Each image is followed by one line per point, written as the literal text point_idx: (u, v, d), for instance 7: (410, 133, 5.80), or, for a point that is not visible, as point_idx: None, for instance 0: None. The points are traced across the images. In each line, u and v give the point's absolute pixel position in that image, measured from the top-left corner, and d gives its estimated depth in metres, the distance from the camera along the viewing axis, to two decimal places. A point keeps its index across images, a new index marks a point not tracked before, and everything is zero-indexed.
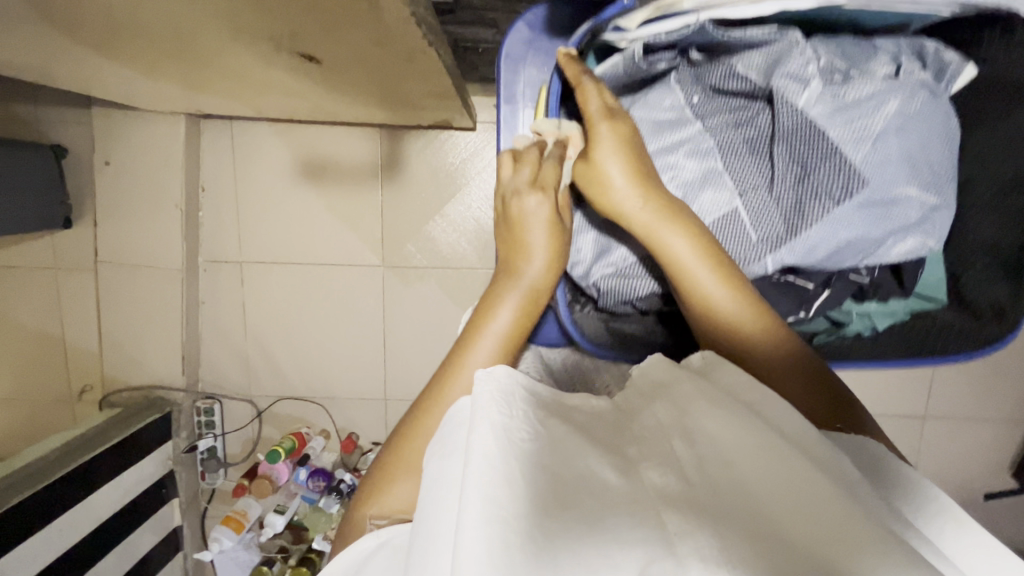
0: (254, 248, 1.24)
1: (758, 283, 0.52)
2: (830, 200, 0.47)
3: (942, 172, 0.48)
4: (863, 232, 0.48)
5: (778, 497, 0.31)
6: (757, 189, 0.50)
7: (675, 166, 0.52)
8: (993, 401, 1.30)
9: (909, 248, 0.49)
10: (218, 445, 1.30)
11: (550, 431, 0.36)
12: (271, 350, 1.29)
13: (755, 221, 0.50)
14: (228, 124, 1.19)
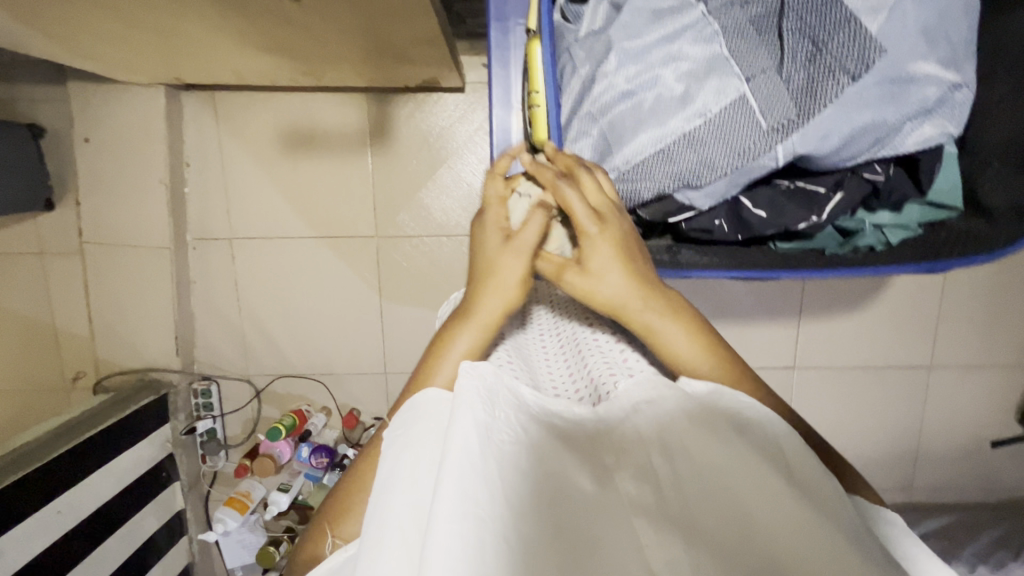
0: (243, 222, 1.21)
1: (766, 192, 0.49)
2: (846, 75, 0.41)
3: (960, 47, 0.43)
4: (879, 114, 0.42)
5: (764, 515, 0.41)
6: (768, 70, 0.43)
7: (677, 56, 0.45)
8: (997, 346, 1.29)
9: (926, 135, 0.44)
10: (217, 427, 1.28)
11: (532, 436, 0.45)
12: (267, 327, 1.27)
13: (763, 107, 0.43)
14: (211, 94, 1.15)
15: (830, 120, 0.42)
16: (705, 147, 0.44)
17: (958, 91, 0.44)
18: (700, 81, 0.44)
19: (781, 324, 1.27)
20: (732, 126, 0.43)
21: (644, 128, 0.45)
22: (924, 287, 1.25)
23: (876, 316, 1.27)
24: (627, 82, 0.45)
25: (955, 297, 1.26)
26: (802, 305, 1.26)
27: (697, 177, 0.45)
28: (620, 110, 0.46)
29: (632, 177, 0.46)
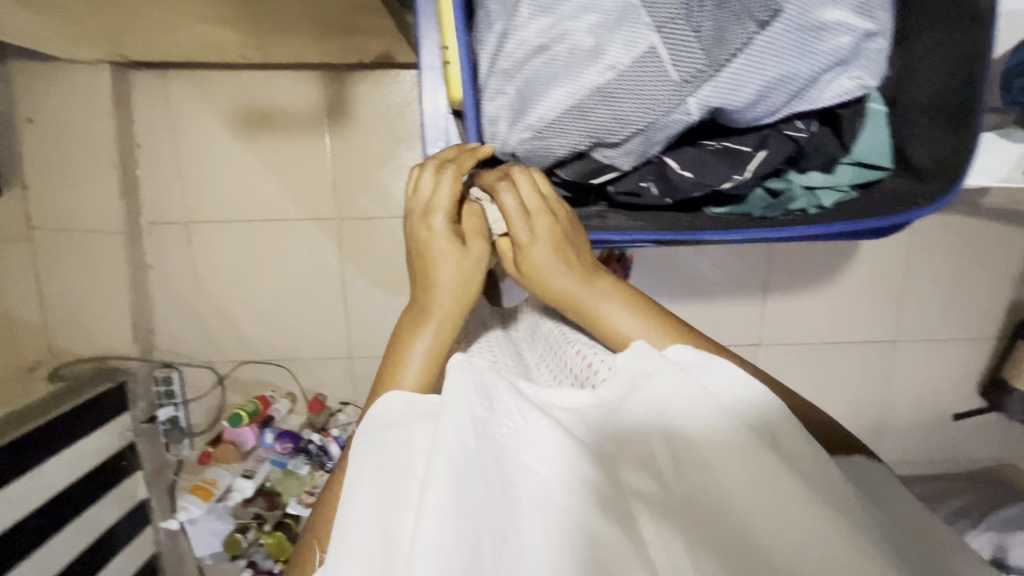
0: (199, 205, 1.18)
1: (693, 153, 0.49)
2: (753, 24, 0.41)
3: None
4: (789, 67, 0.42)
5: (766, 529, 0.40)
6: (679, 19, 0.40)
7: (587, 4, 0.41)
8: (959, 321, 1.30)
9: (840, 88, 0.45)
10: (180, 415, 1.25)
11: (532, 425, 0.45)
12: (228, 313, 1.24)
13: (675, 58, 0.41)
14: (161, 72, 1.11)
15: (740, 72, 0.42)
16: (619, 103, 0.42)
17: (872, 39, 0.44)
18: (611, 29, 0.41)
19: (747, 300, 1.27)
20: (645, 82, 0.41)
21: (558, 84, 0.42)
22: (888, 262, 1.26)
23: (840, 293, 1.27)
24: (540, 35, 0.42)
25: (919, 273, 1.27)
26: (768, 281, 1.26)
27: (609, 134, 0.44)
28: (534, 65, 0.42)
29: (546, 137, 0.44)
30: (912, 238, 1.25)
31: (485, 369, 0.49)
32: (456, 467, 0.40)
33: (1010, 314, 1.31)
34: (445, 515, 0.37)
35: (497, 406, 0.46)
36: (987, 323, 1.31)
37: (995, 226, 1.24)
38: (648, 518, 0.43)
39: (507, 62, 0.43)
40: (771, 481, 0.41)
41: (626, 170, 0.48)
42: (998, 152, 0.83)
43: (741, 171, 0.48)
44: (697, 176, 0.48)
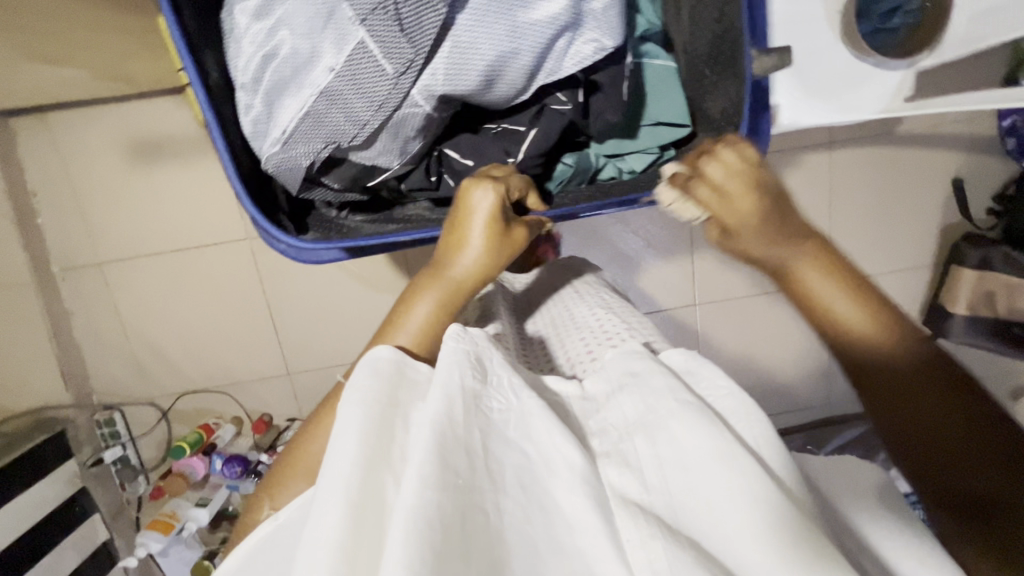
0: (108, 243, 1.17)
1: (479, 138, 0.63)
2: (442, 4, 0.49)
3: None
4: (502, 46, 0.53)
5: (738, 524, 0.39)
6: (373, 9, 0.47)
7: (286, 18, 0.49)
8: (893, 253, 1.30)
9: (576, 55, 0.56)
10: (129, 454, 1.27)
11: (524, 403, 0.49)
12: (160, 348, 1.24)
13: (386, 52, 0.49)
14: (37, 112, 1.08)
15: (454, 62, 0.52)
16: (344, 103, 0.50)
17: (592, 4, 0.55)
18: (320, 33, 0.48)
19: (676, 264, 1.26)
20: (360, 79, 0.49)
21: (288, 93, 0.50)
22: (812, 204, 1.24)
23: None
24: (266, 44, 0.49)
25: (843, 212, 1.26)
26: (693, 241, 1.24)
27: (347, 136, 0.52)
28: (267, 76, 0.50)
29: (294, 144, 0.51)
30: (833, 178, 1.23)
31: (479, 340, 0.52)
32: (440, 433, 0.43)
33: (943, 241, 1.30)
34: (426, 485, 0.39)
35: (489, 383, 0.50)
36: (922, 252, 1.30)
37: (914, 153, 1.22)
38: (626, 516, 0.42)
39: (248, 77, 0.50)
40: (742, 486, 0.40)
41: (394, 165, 0.57)
42: (876, 85, 0.81)
43: (518, 150, 0.62)
44: (476, 161, 0.63)
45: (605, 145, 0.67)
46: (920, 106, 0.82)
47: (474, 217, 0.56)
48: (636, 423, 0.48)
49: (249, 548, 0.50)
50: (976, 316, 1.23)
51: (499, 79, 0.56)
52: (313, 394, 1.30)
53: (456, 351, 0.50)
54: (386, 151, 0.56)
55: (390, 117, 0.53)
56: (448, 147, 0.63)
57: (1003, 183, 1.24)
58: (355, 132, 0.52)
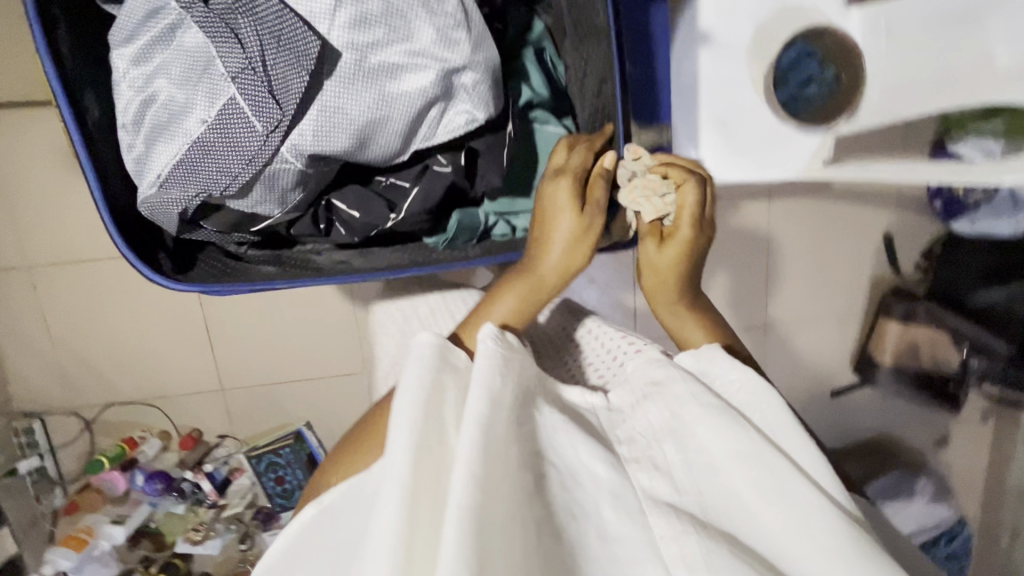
0: (39, 247, 1.13)
1: (363, 190, 0.60)
2: (304, 70, 0.49)
3: (447, 32, 0.50)
4: (375, 111, 0.51)
5: (782, 525, 0.43)
6: (243, 69, 0.48)
7: (165, 70, 0.50)
8: (826, 302, 1.35)
9: (455, 121, 0.55)
10: (47, 465, 1.23)
11: (550, 419, 0.52)
12: (89, 357, 1.21)
13: (256, 112, 0.49)
14: None
15: (321, 124, 0.51)
16: (212, 155, 0.51)
17: (465, 76, 0.52)
18: (194, 85, 0.49)
19: (619, 301, 1.28)
20: (230, 133, 0.50)
21: (164, 139, 0.51)
22: (750, 250, 1.28)
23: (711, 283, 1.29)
24: (144, 91, 0.50)
25: (781, 260, 1.30)
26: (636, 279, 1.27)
27: (219, 186, 0.52)
28: (148, 119, 0.51)
29: (168, 189, 0.51)
30: (771, 227, 1.27)
31: (509, 348, 0.54)
32: (489, 436, 0.44)
33: (874, 292, 1.35)
34: (473, 486, 0.39)
35: (519, 392, 0.52)
36: (854, 303, 1.35)
37: (848, 208, 1.28)
38: (661, 516, 0.45)
39: (128, 118, 0.51)
40: (773, 485, 0.45)
41: (275, 214, 0.55)
42: (797, 146, 0.84)
43: (399, 207, 0.60)
44: (363, 215, 0.60)
45: (495, 204, 0.64)
46: (833, 170, 0.87)
47: (562, 215, 0.58)
48: (664, 430, 0.51)
49: (291, 535, 0.48)
50: None
51: (375, 141, 0.54)
52: (247, 412, 1.28)
53: (490, 352, 0.52)
54: (263, 202, 0.54)
55: (261, 171, 0.52)
56: (335, 198, 0.60)
57: (930, 241, 1.31)
58: (229, 183, 0.52)
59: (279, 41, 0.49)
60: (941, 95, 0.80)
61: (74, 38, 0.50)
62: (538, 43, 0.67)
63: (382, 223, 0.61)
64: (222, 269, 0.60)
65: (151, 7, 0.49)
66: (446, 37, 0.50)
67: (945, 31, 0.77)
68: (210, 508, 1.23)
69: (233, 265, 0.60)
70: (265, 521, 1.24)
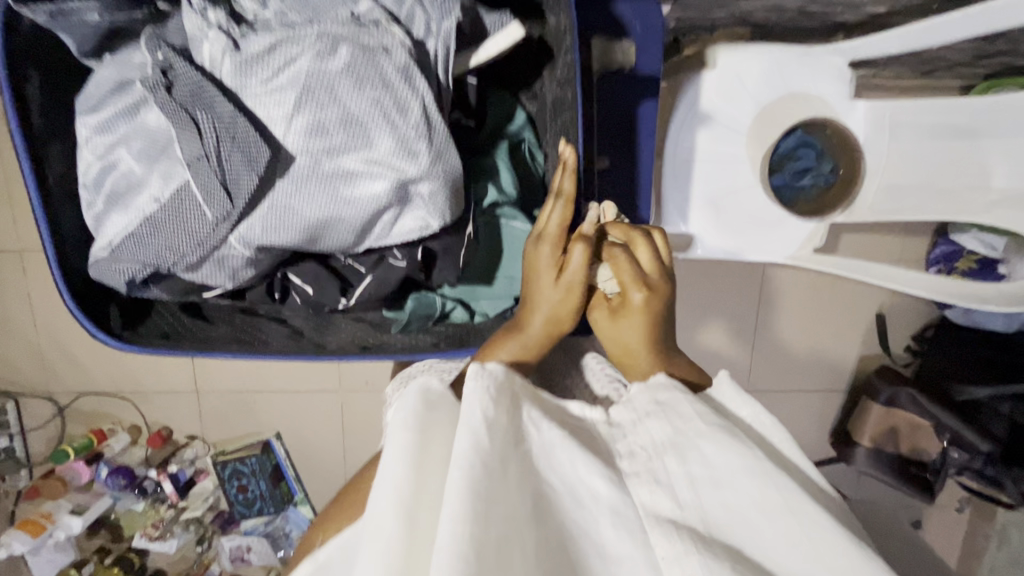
0: (30, 231, 1.14)
1: (319, 269, 0.59)
2: (254, 172, 0.49)
3: (403, 148, 0.49)
4: (323, 213, 0.51)
5: (786, 548, 0.37)
6: (197, 161, 0.49)
7: (127, 141, 0.51)
8: (813, 372, 1.34)
9: (406, 226, 0.53)
10: (16, 445, 1.24)
11: (547, 437, 0.43)
12: (68, 343, 1.22)
13: (207, 201, 0.50)
14: None
15: (272, 218, 0.51)
16: (159, 234, 0.51)
17: (418, 187, 0.50)
18: (152, 164, 0.50)
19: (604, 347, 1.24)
20: (181, 215, 0.50)
21: (118, 209, 0.51)
22: (741, 311, 1.28)
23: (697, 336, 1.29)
24: (107, 157, 0.51)
25: (768, 327, 1.30)
26: None
27: (167, 262, 0.52)
28: (108, 185, 0.52)
29: (118, 257, 0.52)
30: (763, 291, 1.27)
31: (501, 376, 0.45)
32: (475, 478, 0.37)
33: (861, 369, 1.34)
34: (461, 533, 0.34)
35: (515, 416, 0.43)
36: (840, 376, 1.34)
37: (841, 282, 1.28)
38: (660, 533, 0.39)
39: (89, 180, 0.52)
40: (777, 498, 0.39)
41: (227, 286, 0.55)
42: (788, 231, 0.84)
43: (348, 295, 0.59)
44: (316, 294, 0.59)
45: (455, 291, 0.63)
46: (823, 260, 0.85)
47: (545, 271, 0.57)
48: (663, 445, 0.43)
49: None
50: (880, 451, 1.25)
51: (324, 239, 0.53)
52: (218, 416, 1.28)
53: (477, 390, 0.43)
54: (213, 276, 0.54)
55: (210, 252, 0.52)
56: (290, 272, 0.59)
57: (922, 325, 1.29)
58: (178, 259, 0.52)
59: (233, 140, 0.48)
60: (938, 203, 0.80)
61: (45, 94, 0.52)
62: (519, 132, 0.65)
63: (334, 306, 0.59)
64: (177, 327, 0.61)
65: (120, 81, 0.51)
66: (403, 147, 0.49)
67: (944, 140, 0.78)
68: (171, 508, 1.23)
69: (191, 325, 0.61)
70: (223, 526, 1.26)
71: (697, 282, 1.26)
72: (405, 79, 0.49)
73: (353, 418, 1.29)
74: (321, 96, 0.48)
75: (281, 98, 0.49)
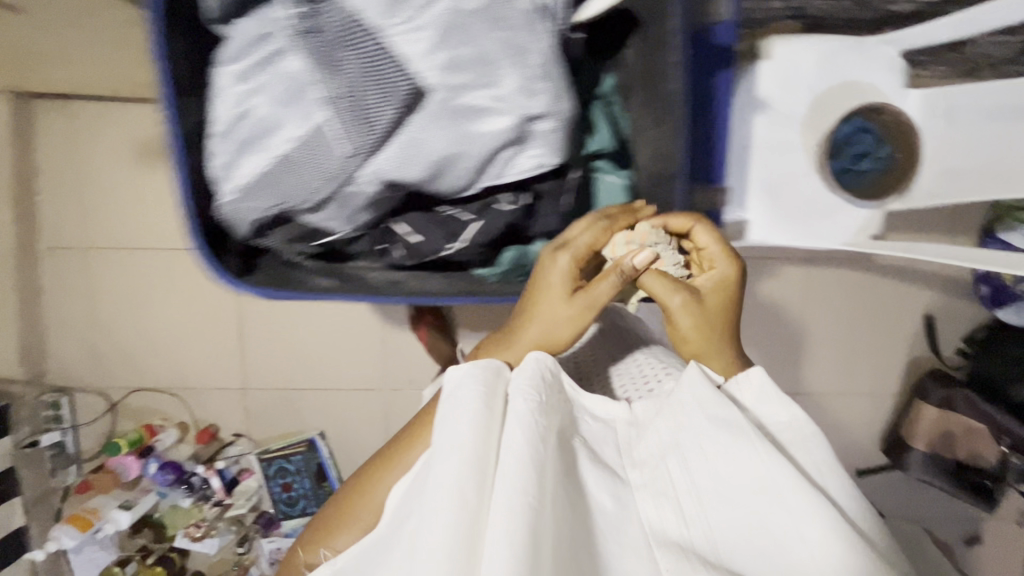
0: (96, 229, 1.20)
1: (426, 217, 0.65)
2: (396, 109, 0.55)
3: (530, 88, 0.55)
4: (450, 149, 0.57)
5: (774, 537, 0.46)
6: (341, 102, 0.55)
7: (267, 85, 0.55)
8: (861, 374, 1.32)
9: (522, 163, 0.60)
10: (68, 441, 1.25)
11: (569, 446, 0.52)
12: (122, 340, 1.25)
13: (345, 138, 0.56)
14: (61, 97, 1.13)
15: (402, 154, 0.57)
16: (300, 170, 0.57)
17: (539, 125, 0.57)
18: (291, 106, 0.56)
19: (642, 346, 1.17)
20: (318, 154, 0.56)
21: (254, 151, 0.57)
22: (787, 311, 1.28)
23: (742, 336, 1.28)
24: (244, 103, 0.56)
25: (815, 327, 1.29)
26: None
27: (298, 199, 0.59)
28: (242, 130, 0.56)
29: (250, 198, 0.58)
30: (807, 291, 1.27)
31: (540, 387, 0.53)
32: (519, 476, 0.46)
33: (910, 372, 1.32)
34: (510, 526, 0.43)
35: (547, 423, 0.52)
36: (889, 379, 1.32)
37: (889, 282, 1.27)
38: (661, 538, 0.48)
39: (222, 126, 0.56)
40: (765, 488, 0.47)
41: (342, 231, 0.63)
42: (847, 218, 0.85)
43: (455, 238, 0.66)
44: (423, 239, 0.66)
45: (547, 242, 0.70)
46: (881, 246, 0.85)
47: (559, 282, 0.58)
48: (670, 448, 0.51)
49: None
50: (935, 456, 1.22)
51: (445, 174, 0.60)
52: (265, 414, 1.29)
53: (517, 397, 0.51)
54: (334, 217, 0.61)
55: (340, 189, 0.59)
56: (399, 220, 0.66)
57: (973, 326, 1.28)
58: (310, 195, 0.59)
59: (377, 82, 0.55)
60: None
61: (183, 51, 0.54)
62: (606, 97, 0.72)
63: (439, 250, 0.66)
64: (279, 276, 0.64)
65: (259, 28, 0.54)
66: (528, 89, 0.55)
67: None
68: (214, 507, 1.23)
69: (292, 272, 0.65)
70: (265, 527, 1.24)
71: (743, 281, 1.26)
72: (534, 25, 0.55)
73: (398, 417, 1.29)
74: (460, 38, 0.54)
75: (421, 38, 0.54)
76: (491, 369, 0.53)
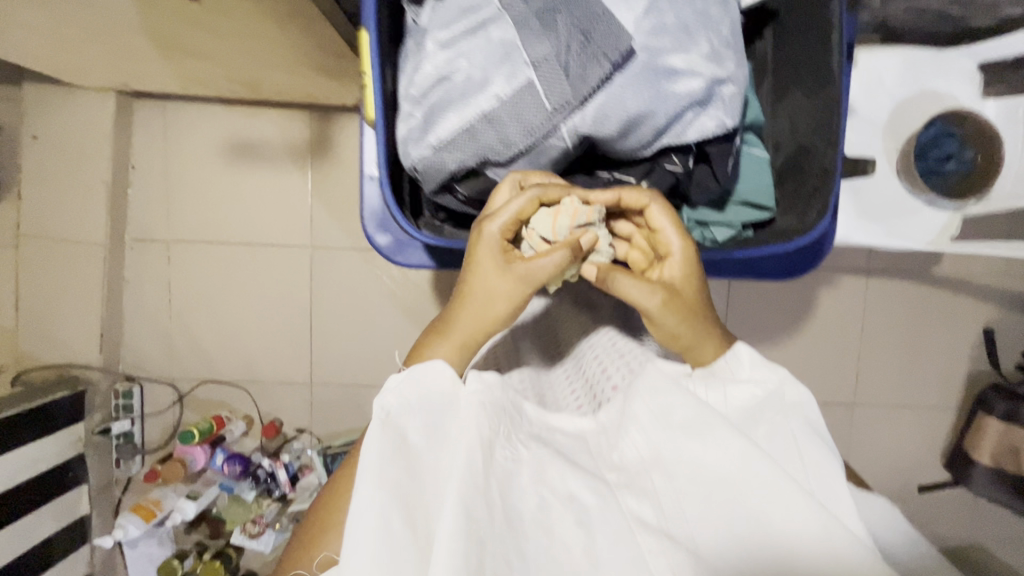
0: (181, 223, 1.24)
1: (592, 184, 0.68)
2: (607, 61, 0.57)
3: (716, 53, 0.60)
4: (646, 105, 0.59)
5: (765, 517, 0.44)
6: (547, 59, 0.58)
7: (468, 52, 0.60)
8: (921, 388, 1.32)
9: (703, 124, 0.61)
10: (136, 430, 1.27)
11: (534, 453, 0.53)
12: (196, 332, 1.28)
13: (551, 90, 0.58)
14: (163, 99, 1.22)
15: (602, 109, 0.59)
16: (501, 124, 0.59)
17: (723, 89, 0.61)
18: (497, 66, 0.59)
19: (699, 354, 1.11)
20: (521, 109, 0.58)
21: (454, 109, 0.59)
22: (847, 321, 1.30)
23: (802, 345, 1.30)
24: (442, 71, 0.61)
25: (875, 338, 1.30)
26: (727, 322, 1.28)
27: (493, 152, 0.60)
28: (442, 93, 0.61)
29: (445, 152, 0.60)
30: (867, 302, 1.29)
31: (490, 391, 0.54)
32: (469, 477, 0.46)
33: (970, 387, 1.32)
34: (453, 538, 0.43)
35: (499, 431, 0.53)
36: (948, 394, 1.32)
37: (948, 296, 1.29)
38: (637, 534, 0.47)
39: (419, 91, 0.62)
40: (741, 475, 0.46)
41: None
42: (928, 218, 0.88)
43: None
44: None
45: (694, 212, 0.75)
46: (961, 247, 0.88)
47: (488, 264, 0.58)
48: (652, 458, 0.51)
49: None
50: (1000, 470, 1.18)
51: (631, 134, 0.61)
52: (328, 410, 1.30)
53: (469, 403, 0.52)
54: None
55: (535, 144, 0.60)
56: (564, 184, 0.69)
57: None
58: (502, 151, 0.60)
59: (584, 39, 0.58)
60: None
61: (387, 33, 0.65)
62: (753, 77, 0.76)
63: None
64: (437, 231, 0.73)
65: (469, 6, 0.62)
66: (716, 55, 0.60)
67: None
68: (276, 502, 1.21)
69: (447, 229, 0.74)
70: None
71: (804, 291, 1.28)
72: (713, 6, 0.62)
73: None
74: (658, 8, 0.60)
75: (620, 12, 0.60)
76: (445, 368, 0.54)
